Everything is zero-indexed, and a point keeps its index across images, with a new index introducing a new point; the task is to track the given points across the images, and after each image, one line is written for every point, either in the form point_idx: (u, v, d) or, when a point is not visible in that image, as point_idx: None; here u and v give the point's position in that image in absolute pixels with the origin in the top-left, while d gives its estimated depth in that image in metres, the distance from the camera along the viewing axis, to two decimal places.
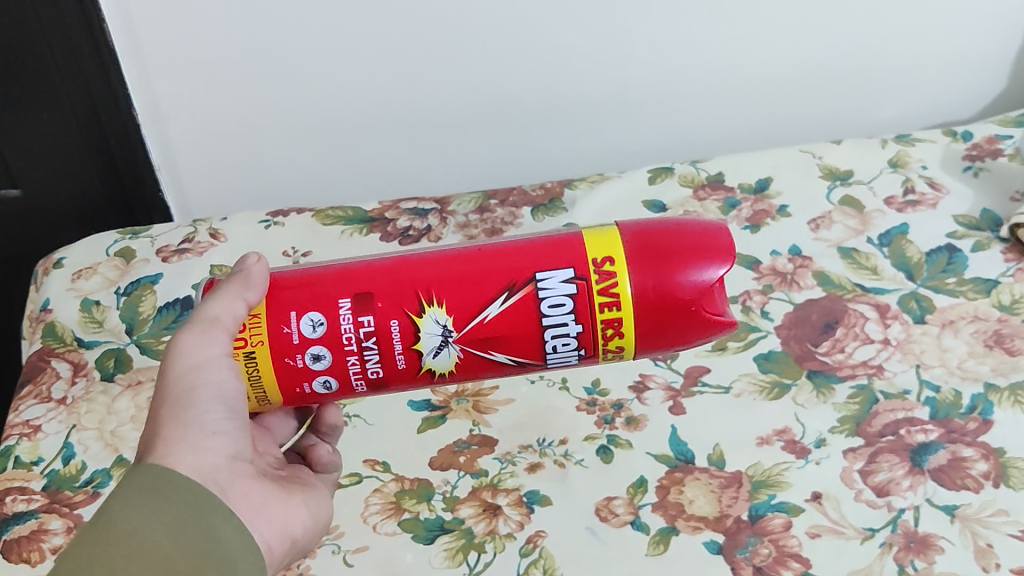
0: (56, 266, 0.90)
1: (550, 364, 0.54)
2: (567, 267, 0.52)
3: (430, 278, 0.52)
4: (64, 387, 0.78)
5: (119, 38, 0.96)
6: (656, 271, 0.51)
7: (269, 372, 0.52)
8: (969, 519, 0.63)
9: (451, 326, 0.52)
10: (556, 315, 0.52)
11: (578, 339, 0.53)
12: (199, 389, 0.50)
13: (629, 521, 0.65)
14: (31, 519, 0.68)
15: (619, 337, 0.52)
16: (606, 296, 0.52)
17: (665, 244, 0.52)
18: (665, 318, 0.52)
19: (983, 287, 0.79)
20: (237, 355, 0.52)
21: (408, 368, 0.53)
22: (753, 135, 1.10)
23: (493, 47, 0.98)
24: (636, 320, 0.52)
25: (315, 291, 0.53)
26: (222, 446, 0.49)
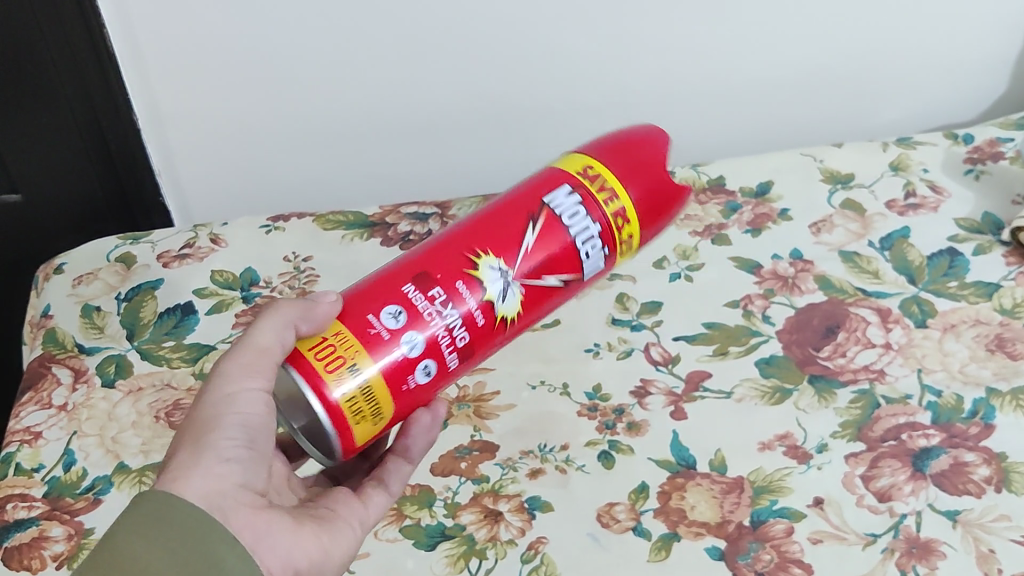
0: (57, 272, 0.90)
1: (586, 276, 0.56)
2: (558, 186, 0.55)
3: (464, 239, 0.54)
4: (64, 393, 0.78)
5: (119, 43, 0.96)
6: (624, 162, 0.57)
7: (378, 378, 0.50)
8: (970, 524, 0.63)
9: (505, 263, 0.53)
10: (579, 222, 0.55)
11: (601, 238, 0.55)
12: (223, 416, 0.49)
13: (630, 528, 0.65)
14: (32, 526, 0.68)
15: (628, 225, 0.56)
16: (604, 193, 0.55)
17: (616, 146, 0.57)
18: (648, 195, 0.57)
19: (984, 291, 0.79)
20: (342, 375, 0.49)
21: (487, 323, 0.53)
22: (754, 138, 1.10)
23: (492, 51, 0.98)
24: (633, 202, 0.56)
25: (372, 295, 0.52)
26: (233, 473, 0.48)
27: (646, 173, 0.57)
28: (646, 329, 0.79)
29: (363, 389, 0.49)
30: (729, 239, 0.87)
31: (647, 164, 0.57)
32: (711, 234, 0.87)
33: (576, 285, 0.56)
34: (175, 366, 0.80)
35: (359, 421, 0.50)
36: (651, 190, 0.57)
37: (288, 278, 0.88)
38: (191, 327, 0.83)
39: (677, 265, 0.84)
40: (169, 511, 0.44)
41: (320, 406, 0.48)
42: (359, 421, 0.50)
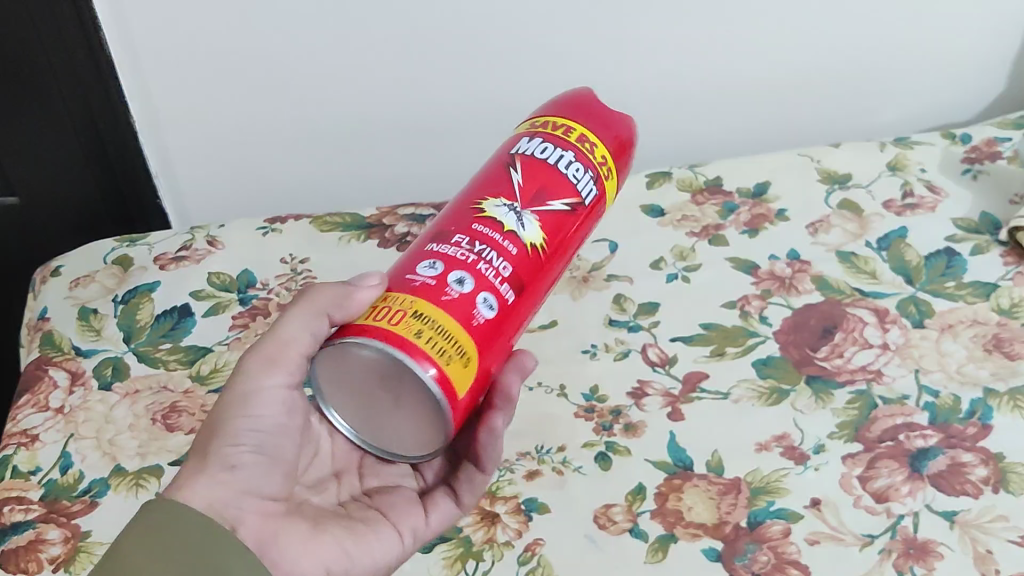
0: (55, 274, 0.90)
1: (590, 201, 0.55)
2: (520, 142, 0.56)
3: (461, 204, 0.54)
4: (61, 396, 0.78)
5: (115, 45, 0.96)
6: (570, 108, 0.57)
7: (441, 317, 0.49)
8: (968, 525, 0.63)
9: (512, 201, 0.53)
10: (556, 152, 0.54)
11: (579, 158, 0.54)
12: (231, 421, 0.53)
13: (627, 529, 0.65)
14: (29, 529, 0.68)
15: (598, 145, 0.55)
16: (559, 127, 0.55)
17: (557, 101, 0.58)
18: (600, 120, 0.56)
19: (982, 291, 0.79)
20: (406, 321, 0.49)
21: (520, 252, 0.52)
22: (751, 138, 1.10)
23: (490, 52, 0.98)
24: (590, 125, 0.55)
25: (405, 269, 0.52)
26: (237, 480, 0.52)
27: (598, 110, 0.57)
28: (643, 329, 0.79)
29: (432, 331, 0.48)
30: (727, 239, 0.87)
31: (592, 105, 0.57)
32: (708, 234, 0.87)
33: (588, 216, 0.55)
34: (172, 369, 0.80)
35: (446, 361, 0.48)
36: (604, 118, 0.57)
37: (285, 280, 0.88)
38: (188, 329, 0.83)
39: (675, 266, 0.84)
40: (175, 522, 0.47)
41: (410, 359, 0.48)
42: (446, 360, 0.48)
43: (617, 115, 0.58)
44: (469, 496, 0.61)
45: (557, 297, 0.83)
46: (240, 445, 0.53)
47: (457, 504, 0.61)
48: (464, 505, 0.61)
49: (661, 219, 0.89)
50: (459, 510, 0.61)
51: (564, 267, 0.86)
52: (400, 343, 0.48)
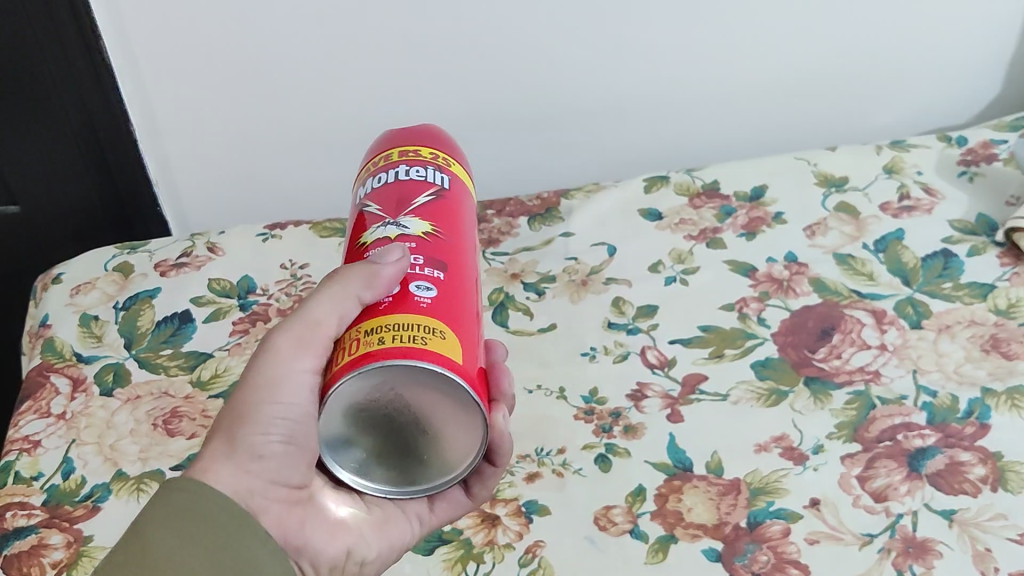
0: (55, 281, 0.90)
1: (446, 184, 0.56)
2: (358, 193, 0.57)
3: (349, 256, 0.53)
4: (63, 402, 0.78)
5: (115, 55, 0.97)
6: (377, 152, 0.59)
7: (391, 315, 0.47)
8: (967, 524, 0.63)
9: (383, 221, 0.53)
10: (388, 174, 0.56)
11: (411, 164, 0.56)
12: (261, 407, 0.50)
13: (627, 530, 0.65)
14: (31, 534, 0.68)
15: (421, 149, 0.58)
16: (381, 160, 0.58)
17: (369, 156, 0.61)
18: (409, 137, 0.59)
19: (979, 292, 0.80)
20: (363, 343, 0.46)
21: (420, 242, 0.51)
22: (748, 143, 1.10)
23: (488, 59, 0.99)
24: (407, 143, 0.58)
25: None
26: (266, 469, 0.51)
27: (403, 137, 0.60)
28: (642, 332, 0.79)
29: (393, 331, 0.46)
30: (725, 242, 0.87)
31: (391, 138, 0.60)
32: (706, 238, 0.88)
33: (456, 201, 0.56)
34: (173, 374, 0.80)
35: (420, 341, 0.46)
36: (419, 137, 0.59)
37: (285, 285, 0.88)
38: (189, 335, 0.84)
39: (673, 268, 0.85)
40: (196, 505, 0.47)
41: (386, 363, 0.45)
42: (420, 340, 0.46)
43: (420, 129, 0.61)
44: (480, 490, 0.59)
45: (556, 300, 0.83)
46: (270, 434, 0.51)
47: (468, 494, 0.60)
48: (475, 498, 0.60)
49: (659, 223, 0.90)
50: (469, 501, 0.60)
51: (562, 272, 0.86)
52: (365, 357, 0.45)
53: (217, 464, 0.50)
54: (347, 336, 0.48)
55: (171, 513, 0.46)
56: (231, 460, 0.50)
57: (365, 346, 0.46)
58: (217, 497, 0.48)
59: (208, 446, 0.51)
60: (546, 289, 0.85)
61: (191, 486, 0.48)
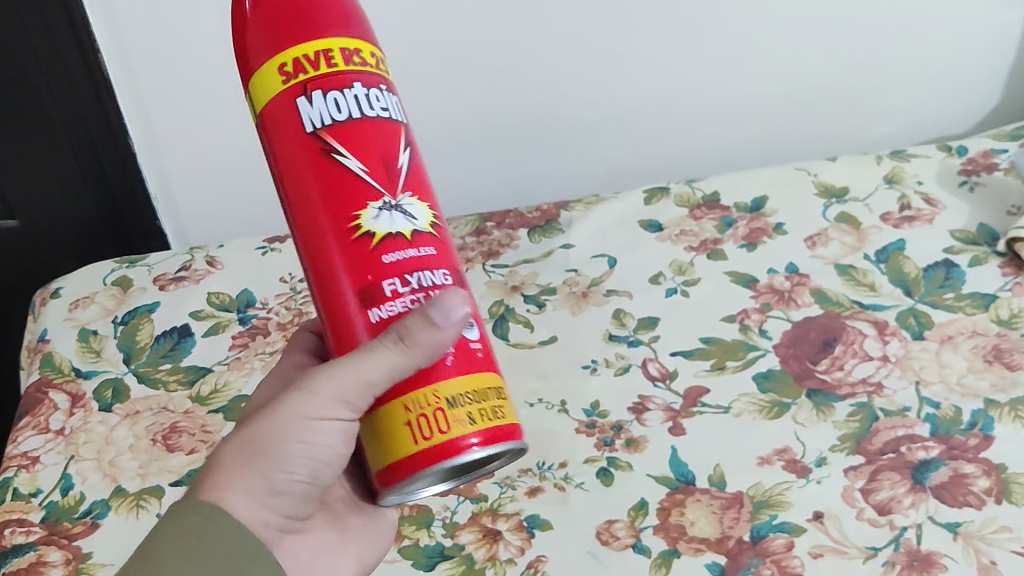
0: (54, 296, 0.90)
1: (399, 112, 0.47)
2: (297, 104, 0.44)
3: (330, 234, 0.44)
4: (62, 418, 0.78)
5: (112, 63, 0.96)
6: (292, 31, 0.44)
7: (460, 382, 0.45)
8: (971, 536, 0.62)
9: (381, 199, 0.44)
10: (350, 99, 0.44)
11: (366, 85, 0.45)
12: (288, 447, 0.45)
13: (630, 544, 0.64)
14: (30, 551, 0.67)
15: (358, 49, 0.45)
16: (319, 64, 0.44)
17: (269, 15, 0.44)
18: (333, 16, 0.45)
19: (981, 302, 0.79)
20: (447, 418, 0.44)
21: (437, 247, 0.46)
22: (748, 153, 1.10)
23: (487, 70, 0.99)
24: (340, 33, 0.44)
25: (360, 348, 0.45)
26: (279, 506, 0.47)
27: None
28: (644, 344, 0.79)
29: (473, 411, 0.44)
30: (725, 253, 0.87)
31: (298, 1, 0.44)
32: (706, 249, 0.88)
33: (411, 130, 0.48)
34: (172, 390, 0.80)
35: (500, 415, 0.46)
36: (337, 15, 0.45)
37: (285, 299, 0.88)
38: (188, 349, 0.83)
39: (674, 280, 0.85)
40: (209, 528, 0.43)
41: (480, 450, 0.44)
42: (497, 413, 0.46)
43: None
44: None
45: (557, 313, 0.83)
46: (292, 473, 0.46)
47: None
48: None
49: (659, 234, 0.90)
50: None
51: (563, 284, 0.86)
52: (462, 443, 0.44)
53: (231, 497, 0.44)
54: (402, 400, 0.44)
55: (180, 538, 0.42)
56: (249, 492, 0.45)
57: (454, 426, 0.44)
58: (232, 523, 0.44)
59: (218, 473, 0.45)
60: (546, 302, 0.84)
61: (205, 510, 0.43)
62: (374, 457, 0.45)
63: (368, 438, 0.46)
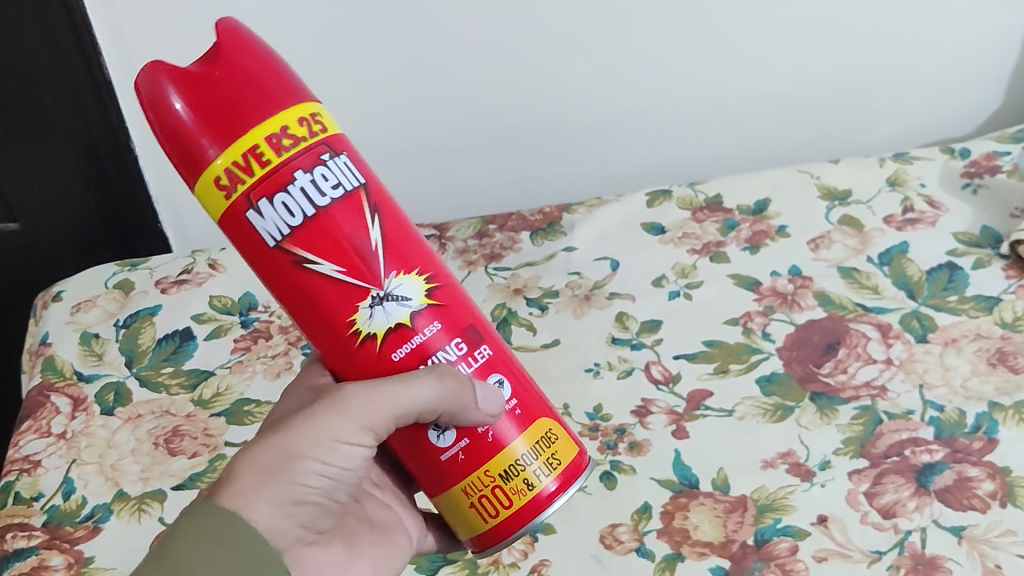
0: (56, 299, 0.90)
1: (349, 171, 0.44)
2: (250, 220, 0.43)
3: (324, 331, 0.45)
4: (63, 421, 0.77)
5: (114, 68, 0.96)
6: (224, 131, 0.42)
7: (525, 439, 0.48)
8: (976, 540, 0.62)
9: (369, 295, 0.44)
10: (298, 199, 0.43)
11: (309, 171, 0.43)
12: (316, 464, 0.45)
13: (634, 548, 0.64)
14: (31, 555, 0.67)
15: (293, 129, 0.43)
16: (258, 165, 0.42)
17: (183, 121, 0.41)
18: (252, 100, 0.42)
19: (985, 305, 0.79)
20: (511, 495, 0.47)
21: (445, 320, 0.46)
22: (750, 156, 1.10)
23: (488, 74, 0.99)
24: (267, 123, 0.42)
25: (412, 437, 0.47)
26: (300, 517, 0.46)
27: (219, 95, 0.42)
28: (647, 347, 0.79)
29: (544, 461, 0.48)
30: (728, 256, 0.87)
31: (205, 108, 0.41)
32: (709, 252, 0.87)
33: (371, 182, 0.46)
34: (174, 393, 0.80)
35: (556, 466, 0.48)
36: (252, 105, 0.42)
37: None
38: (190, 353, 0.83)
39: (676, 283, 0.84)
40: (232, 536, 0.42)
41: (557, 499, 0.48)
42: (556, 463, 0.48)
43: (222, 75, 0.42)
44: None
45: (559, 316, 0.83)
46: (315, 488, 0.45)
47: None
48: None
49: (662, 237, 0.90)
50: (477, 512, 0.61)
51: (565, 287, 0.86)
52: (534, 507, 0.47)
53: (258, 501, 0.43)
54: (460, 486, 0.47)
55: (203, 541, 0.41)
56: (270, 501, 0.44)
57: (520, 501, 0.47)
58: (252, 532, 0.43)
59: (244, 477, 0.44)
60: (549, 304, 0.84)
61: (228, 517, 0.42)
62: (463, 528, 0.49)
63: (450, 514, 0.49)
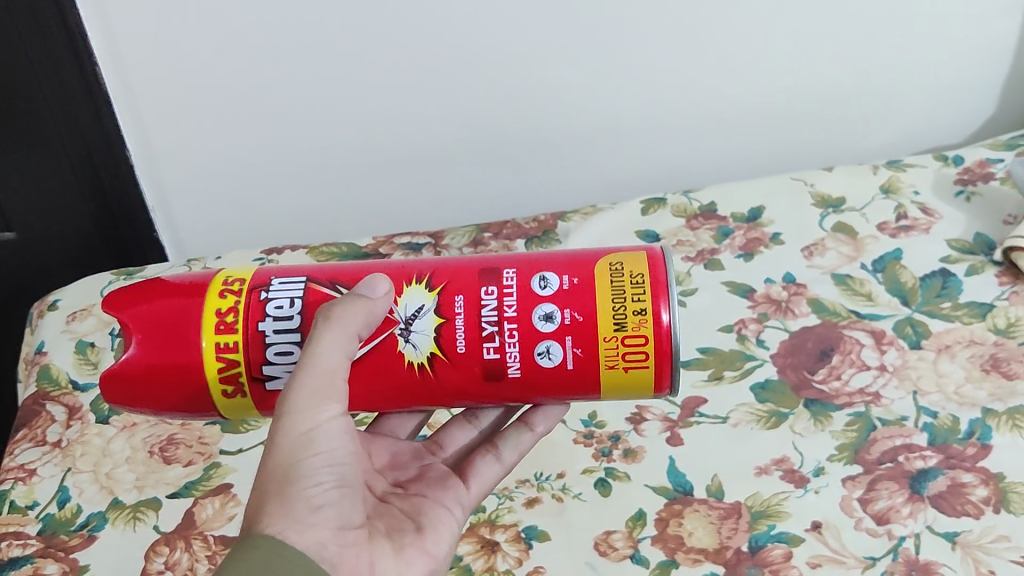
0: (51, 308, 0.90)
1: (292, 286, 0.53)
2: (275, 386, 0.52)
3: (382, 395, 0.53)
4: (59, 430, 0.78)
5: (108, 74, 0.95)
6: (193, 370, 0.51)
7: (602, 289, 0.51)
8: (970, 546, 0.63)
9: (397, 331, 0.52)
10: (282, 339, 0.51)
11: (265, 316, 0.51)
12: (306, 461, 0.49)
13: (628, 555, 0.64)
14: (26, 564, 0.67)
15: (221, 311, 0.51)
16: (231, 354, 0.51)
17: (171, 395, 0.51)
18: (174, 336, 0.50)
19: (978, 311, 0.79)
20: (638, 332, 0.50)
21: (455, 286, 0.52)
22: (743, 164, 1.11)
23: (484, 82, 0.99)
24: (205, 330, 0.50)
25: (545, 384, 0.52)
26: (328, 518, 0.49)
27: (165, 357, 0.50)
28: None
29: (629, 284, 0.51)
30: (723, 263, 0.87)
31: (162, 381, 0.51)
32: (703, 259, 0.88)
33: (312, 273, 0.54)
34: None
35: (641, 282, 0.51)
36: (181, 345, 0.50)
37: None
38: None
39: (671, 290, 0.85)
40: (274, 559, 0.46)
41: (672, 311, 0.51)
42: (636, 283, 0.51)
43: (145, 350, 0.51)
44: (510, 453, 0.62)
45: None
46: (321, 484, 0.49)
47: (498, 459, 0.62)
48: (507, 461, 0.62)
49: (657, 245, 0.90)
50: (502, 467, 0.62)
51: None
52: (660, 321, 0.50)
53: (278, 523, 0.47)
54: (602, 368, 0.51)
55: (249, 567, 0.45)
56: (292, 518, 0.48)
57: (644, 329, 0.50)
58: (296, 552, 0.47)
59: (262, 510, 0.48)
60: None
61: (270, 543, 0.46)
62: (643, 392, 0.53)
63: (626, 395, 0.53)
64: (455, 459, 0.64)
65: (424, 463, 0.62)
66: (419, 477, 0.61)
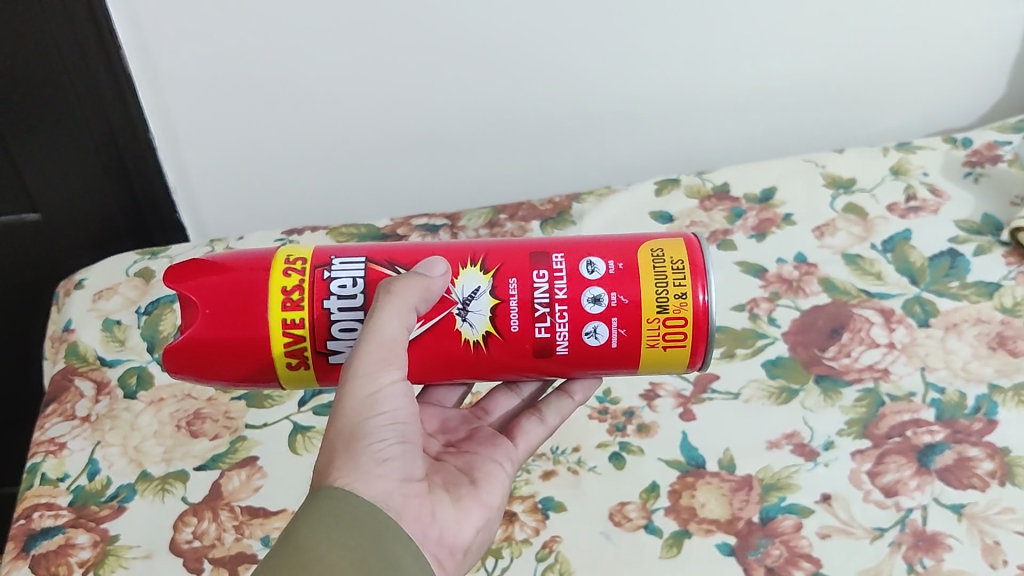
0: (78, 287, 0.92)
1: (353, 265, 0.55)
2: (337, 359, 0.54)
3: (437, 371, 0.55)
4: (87, 405, 0.80)
5: (131, 57, 0.97)
6: (258, 345, 0.53)
7: (646, 272, 0.53)
8: (976, 517, 0.65)
9: (454, 311, 0.53)
10: (347, 317, 0.53)
11: (331, 294, 0.53)
12: (371, 420, 0.51)
13: (642, 525, 0.66)
14: (58, 534, 0.70)
15: (288, 288, 0.53)
16: (298, 331, 0.53)
17: (232, 366, 0.53)
18: (240, 313, 0.52)
19: (985, 290, 0.81)
20: (679, 315, 0.53)
21: (507, 269, 0.54)
22: (755, 146, 1.12)
23: (499, 66, 1.00)
24: (273, 306, 0.52)
25: (590, 361, 0.54)
26: (393, 471, 0.51)
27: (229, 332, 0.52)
28: None
29: (671, 269, 0.53)
30: (736, 243, 0.89)
31: (227, 354, 0.53)
32: (717, 239, 0.89)
33: (370, 254, 0.56)
34: None
35: (682, 267, 0.53)
36: (250, 320, 0.52)
37: None
38: None
39: None
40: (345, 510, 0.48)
41: (709, 292, 0.53)
42: (678, 267, 0.53)
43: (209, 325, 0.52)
44: (554, 416, 0.64)
45: None
46: (386, 439, 0.51)
47: (541, 421, 0.64)
48: (550, 424, 0.64)
49: (671, 225, 0.91)
50: (546, 429, 0.64)
51: None
52: (699, 306, 0.53)
53: (347, 474, 0.49)
54: (644, 346, 0.53)
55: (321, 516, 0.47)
56: (360, 470, 0.50)
57: (685, 312, 0.53)
58: (364, 502, 0.49)
59: (331, 464, 0.50)
60: None
61: (341, 495, 0.48)
62: (676, 367, 0.55)
63: (661, 369, 0.55)
64: (501, 424, 0.66)
65: (473, 425, 0.65)
66: (469, 437, 0.63)
